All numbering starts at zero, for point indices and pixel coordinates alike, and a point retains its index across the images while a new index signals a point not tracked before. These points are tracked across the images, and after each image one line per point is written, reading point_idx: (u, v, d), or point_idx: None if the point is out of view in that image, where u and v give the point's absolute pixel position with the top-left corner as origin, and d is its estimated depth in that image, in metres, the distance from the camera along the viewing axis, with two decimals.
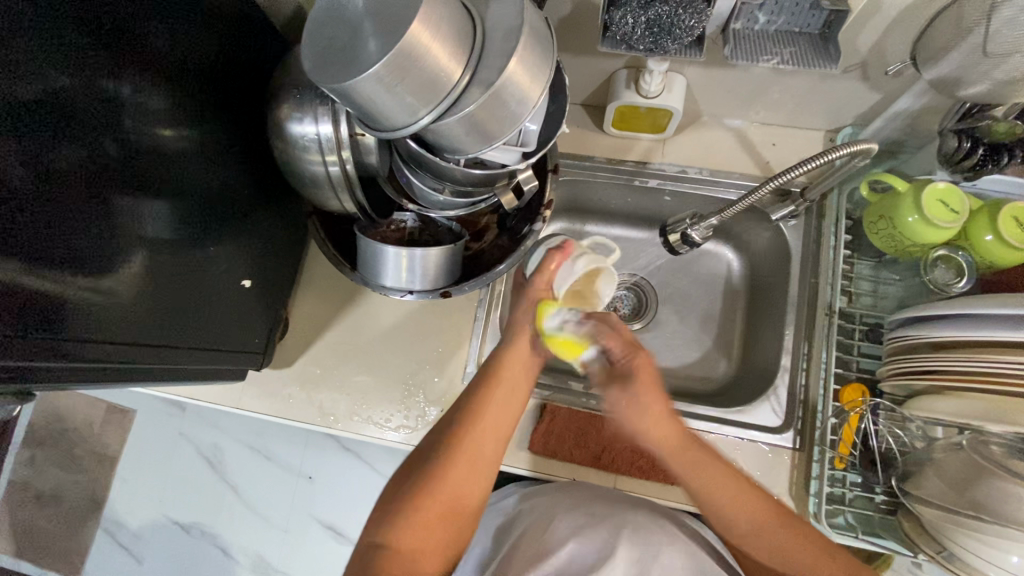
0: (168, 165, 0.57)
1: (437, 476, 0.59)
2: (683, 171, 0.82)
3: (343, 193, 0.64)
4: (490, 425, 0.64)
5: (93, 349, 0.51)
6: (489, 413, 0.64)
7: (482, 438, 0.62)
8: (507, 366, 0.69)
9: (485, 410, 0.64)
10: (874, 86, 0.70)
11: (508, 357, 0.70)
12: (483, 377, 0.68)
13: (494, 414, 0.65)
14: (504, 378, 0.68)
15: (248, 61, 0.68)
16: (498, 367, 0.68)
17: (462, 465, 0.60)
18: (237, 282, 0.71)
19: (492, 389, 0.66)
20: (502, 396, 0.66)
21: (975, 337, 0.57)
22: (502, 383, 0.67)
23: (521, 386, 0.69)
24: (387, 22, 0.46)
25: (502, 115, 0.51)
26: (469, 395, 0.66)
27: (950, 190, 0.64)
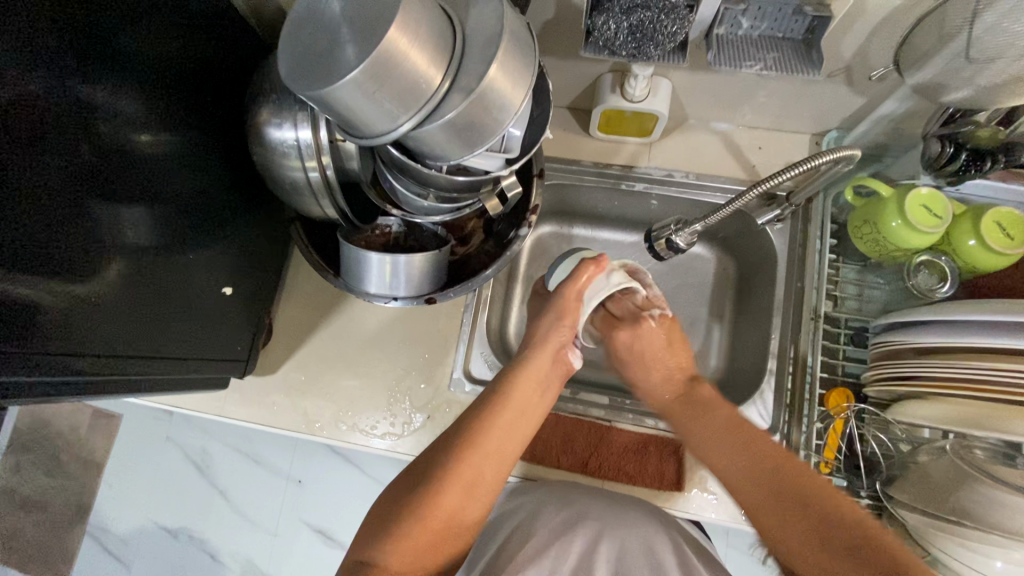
0: (147, 172, 0.56)
1: (435, 494, 0.58)
2: (669, 175, 0.82)
3: (324, 199, 0.63)
4: (496, 447, 0.63)
5: (70, 359, 0.50)
6: (493, 435, 0.63)
7: (484, 460, 0.61)
8: (518, 389, 0.67)
9: (490, 432, 0.63)
10: (858, 90, 0.70)
11: (522, 381, 0.68)
12: (490, 393, 0.67)
13: (499, 436, 0.63)
14: (514, 401, 0.66)
15: (227, 65, 0.67)
16: (508, 388, 0.67)
17: (464, 485, 0.59)
18: (218, 288, 0.70)
19: (498, 410, 0.65)
20: (508, 419, 0.65)
21: (957, 343, 0.57)
22: (513, 407, 0.66)
23: (532, 410, 0.68)
24: (364, 27, 0.45)
25: (483, 122, 0.50)
26: (475, 410, 0.65)
27: (933, 196, 0.64)
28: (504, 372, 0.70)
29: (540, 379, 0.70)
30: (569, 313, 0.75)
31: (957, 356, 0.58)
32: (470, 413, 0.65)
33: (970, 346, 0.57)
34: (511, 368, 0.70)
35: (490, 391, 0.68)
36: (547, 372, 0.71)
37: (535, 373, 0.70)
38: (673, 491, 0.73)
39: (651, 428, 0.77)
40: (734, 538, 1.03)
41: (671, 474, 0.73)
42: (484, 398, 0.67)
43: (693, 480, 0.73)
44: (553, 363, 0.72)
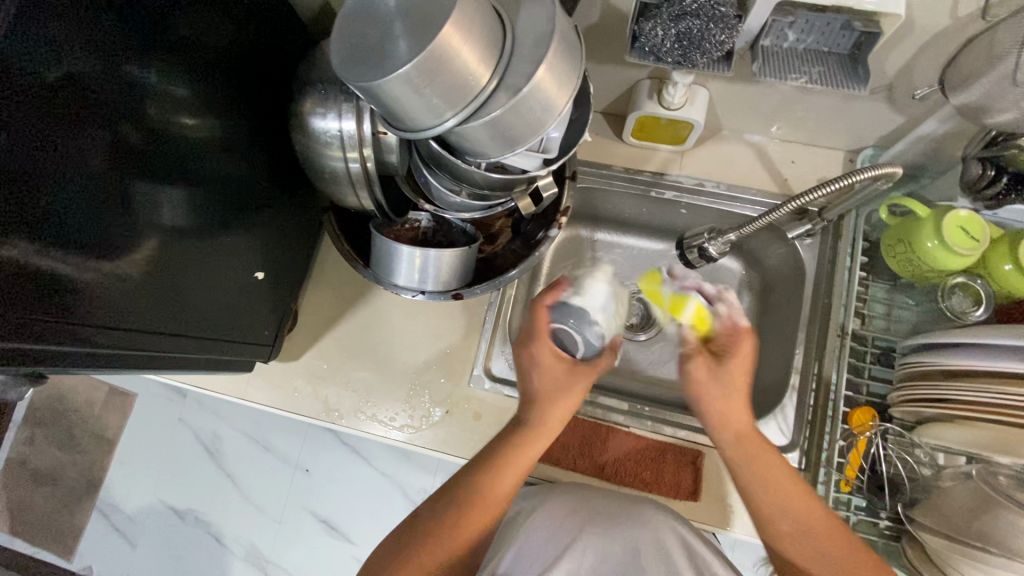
0: (189, 155, 0.57)
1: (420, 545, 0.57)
2: (700, 184, 0.82)
3: (361, 190, 0.64)
4: (490, 499, 0.60)
5: (108, 332, 0.52)
6: (506, 471, 0.61)
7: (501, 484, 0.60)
8: (532, 433, 0.63)
9: (499, 474, 0.60)
10: (899, 108, 0.70)
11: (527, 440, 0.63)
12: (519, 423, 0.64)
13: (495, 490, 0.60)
14: (516, 461, 0.61)
15: (273, 53, 0.68)
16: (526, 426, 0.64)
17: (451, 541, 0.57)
18: (249, 273, 0.71)
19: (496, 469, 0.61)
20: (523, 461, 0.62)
21: (989, 367, 0.57)
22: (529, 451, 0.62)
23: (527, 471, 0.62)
24: (417, 23, 0.46)
25: (526, 121, 0.51)
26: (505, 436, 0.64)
27: (972, 217, 0.62)
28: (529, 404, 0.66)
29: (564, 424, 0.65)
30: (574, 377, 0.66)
31: (989, 381, 0.57)
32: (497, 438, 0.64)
33: (1001, 371, 0.56)
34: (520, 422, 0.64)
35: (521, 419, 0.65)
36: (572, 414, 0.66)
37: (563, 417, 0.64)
38: (688, 501, 0.72)
39: (670, 436, 0.77)
40: (740, 555, 1.02)
41: (688, 484, 0.72)
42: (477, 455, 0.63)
43: (708, 490, 0.72)
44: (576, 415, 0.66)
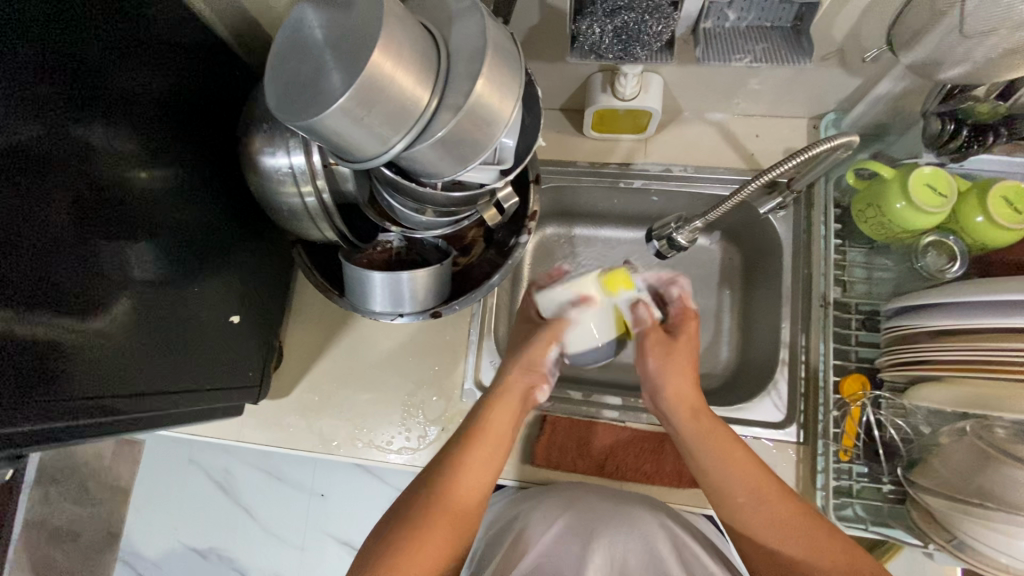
0: (149, 210, 0.57)
1: (404, 536, 0.59)
2: (667, 170, 0.81)
3: (322, 222, 0.63)
4: (462, 490, 0.63)
5: (105, 398, 0.52)
6: (474, 461, 0.65)
7: (471, 470, 0.65)
8: (490, 419, 0.69)
9: (464, 466, 0.65)
10: (854, 72, 0.69)
11: (480, 440, 0.67)
12: (476, 413, 0.70)
13: (465, 490, 0.64)
14: (475, 451, 0.66)
15: (218, 92, 0.67)
16: (486, 417, 0.69)
17: (432, 530, 0.60)
18: (225, 316, 0.70)
19: (462, 467, 0.65)
20: (487, 447, 0.67)
21: (973, 325, 0.56)
22: (486, 439, 0.67)
23: (490, 470, 0.66)
24: (348, 53, 0.45)
25: (474, 137, 0.50)
26: (468, 421, 0.69)
27: (937, 173, 0.62)
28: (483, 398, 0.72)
29: (517, 405, 0.72)
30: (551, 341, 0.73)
31: (971, 338, 0.56)
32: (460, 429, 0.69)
33: (983, 328, 0.56)
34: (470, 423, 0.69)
35: (474, 413, 0.70)
36: (521, 401, 0.73)
37: (513, 401, 0.72)
38: (691, 488, 0.72)
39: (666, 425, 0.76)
40: None
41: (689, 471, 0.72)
42: (430, 472, 0.65)
43: None
44: (524, 396, 0.73)
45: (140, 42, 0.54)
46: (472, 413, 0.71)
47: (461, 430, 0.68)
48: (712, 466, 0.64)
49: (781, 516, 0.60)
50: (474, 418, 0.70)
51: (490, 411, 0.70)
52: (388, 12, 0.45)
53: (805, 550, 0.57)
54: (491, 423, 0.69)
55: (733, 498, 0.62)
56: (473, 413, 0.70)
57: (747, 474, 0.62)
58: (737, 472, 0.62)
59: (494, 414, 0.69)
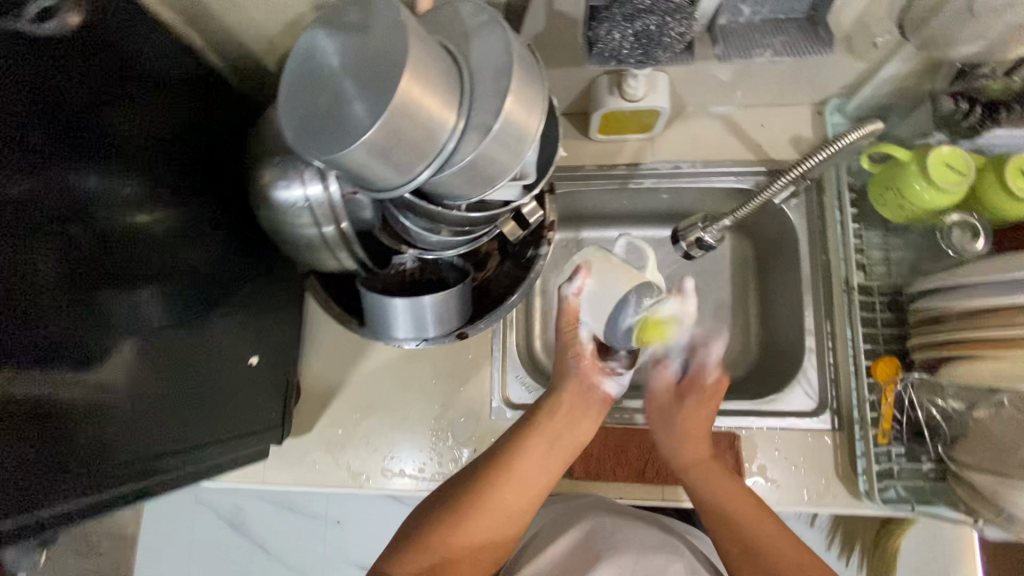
0: (154, 254, 0.54)
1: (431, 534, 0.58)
2: (676, 167, 0.81)
3: (341, 252, 0.60)
4: (505, 496, 0.62)
5: (112, 461, 0.49)
6: (521, 467, 0.64)
7: (517, 478, 0.63)
8: (542, 427, 0.67)
9: (509, 474, 0.63)
10: (861, 57, 0.69)
11: (540, 432, 0.67)
12: (530, 418, 0.69)
13: (506, 498, 0.62)
14: (523, 456, 0.65)
15: (215, 125, 0.63)
16: (538, 425, 0.68)
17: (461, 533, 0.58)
18: (238, 359, 0.67)
19: (508, 471, 0.63)
20: (536, 456, 0.65)
21: (1015, 302, 0.55)
22: (537, 445, 0.66)
23: (546, 467, 0.66)
24: (370, 81, 0.43)
25: (503, 157, 0.48)
26: (519, 426, 0.68)
27: (955, 152, 0.62)
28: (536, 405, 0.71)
29: (570, 416, 0.70)
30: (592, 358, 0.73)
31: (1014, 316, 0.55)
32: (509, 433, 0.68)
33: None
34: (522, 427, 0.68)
35: (525, 419, 0.69)
36: (575, 410, 0.71)
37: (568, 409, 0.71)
38: None
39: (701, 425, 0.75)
40: None
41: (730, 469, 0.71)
42: (481, 459, 0.65)
43: (752, 471, 0.71)
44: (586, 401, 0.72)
45: (136, 81, 0.51)
46: (524, 418, 0.69)
47: (513, 434, 0.67)
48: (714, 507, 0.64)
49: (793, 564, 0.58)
50: (525, 424, 0.68)
51: (543, 418, 0.68)
52: (410, 33, 0.43)
53: None
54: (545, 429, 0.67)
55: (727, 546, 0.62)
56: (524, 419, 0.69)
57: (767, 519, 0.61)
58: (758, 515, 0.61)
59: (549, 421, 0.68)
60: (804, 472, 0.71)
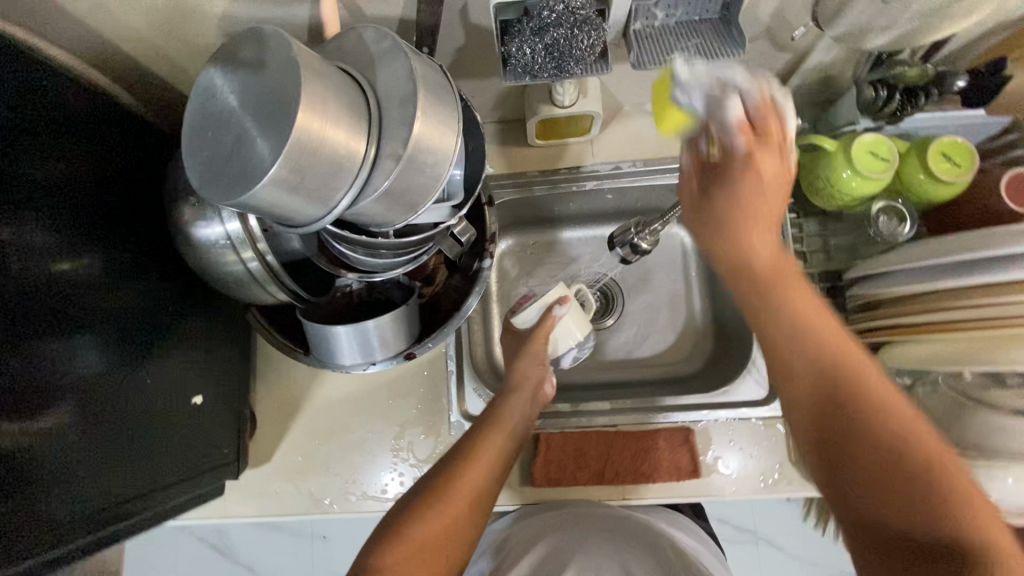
0: (79, 298, 0.53)
1: (408, 525, 0.58)
2: (617, 167, 0.81)
3: (270, 286, 0.58)
4: (472, 481, 0.63)
5: (53, 512, 0.48)
6: (486, 451, 0.66)
7: (481, 464, 0.65)
8: (501, 416, 0.70)
9: (474, 461, 0.65)
10: (784, 49, 0.69)
11: (501, 421, 0.70)
12: (490, 410, 0.71)
13: (474, 483, 0.63)
14: (486, 444, 0.67)
15: (134, 163, 0.61)
16: (497, 414, 0.70)
17: (436, 520, 0.59)
18: (184, 399, 0.66)
19: (475, 456, 0.65)
20: (498, 441, 0.68)
21: (946, 287, 0.55)
22: (498, 429, 0.69)
23: (507, 453, 0.68)
24: (269, 116, 0.42)
25: (421, 182, 0.48)
26: (480, 422, 0.70)
27: (878, 140, 0.62)
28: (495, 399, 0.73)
29: (528, 407, 0.73)
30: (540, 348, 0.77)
31: (945, 299, 0.56)
32: (471, 430, 0.70)
33: (957, 289, 0.55)
34: (484, 419, 0.70)
35: (483, 415, 0.71)
36: (532, 400, 0.74)
37: (523, 396, 0.73)
38: (692, 479, 0.73)
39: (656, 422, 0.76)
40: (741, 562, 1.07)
41: (688, 463, 0.73)
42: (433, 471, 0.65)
43: (708, 463, 0.73)
44: (535, 394, 0.74)
45: (43, 126, 0.49)
46: (483, 414, 0.72)
47: (473, 430, 0.69)
48: (834, 420, 0.48)
49: (939, 487, 0.43)
50: (484, 417, 0.71)
51: (500, 406, 0.71)
52: (305, 67, 0.42)
53: (937, 512, 0.42)
54: (502, 417, 0.70)
55: (840, 460, 0.48)
56: (485, 411, 0.72)
57: (882, 414, 0.46)
58: (875, 421, 0.46)
59: (506, 409, 0.71)
60: (759, 460, 0.73)
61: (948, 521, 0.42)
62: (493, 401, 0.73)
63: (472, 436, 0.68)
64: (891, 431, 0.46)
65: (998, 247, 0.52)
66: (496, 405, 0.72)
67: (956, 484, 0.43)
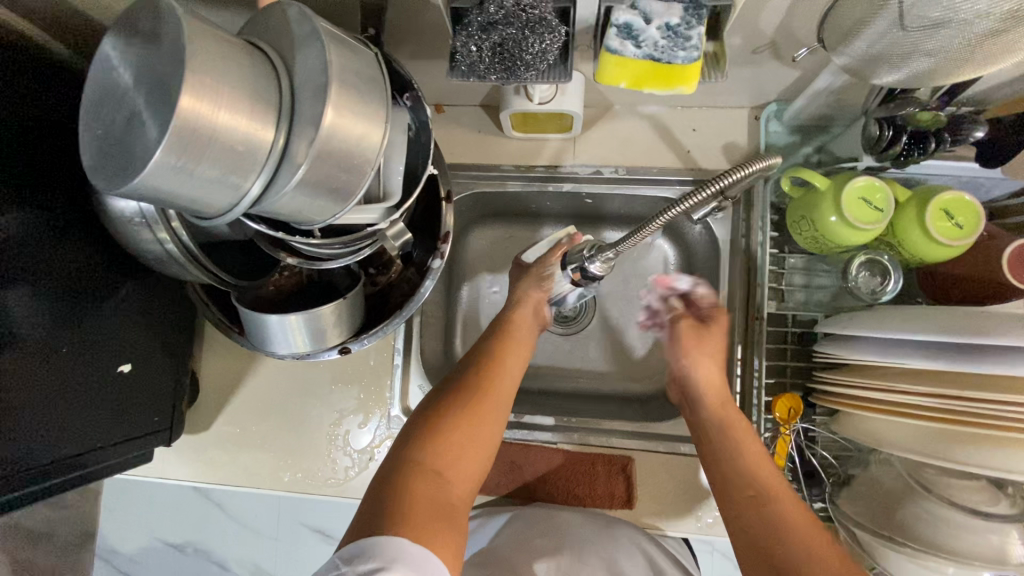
0: (4, 255, 0.52)
1: (441, 434, 0.58)
2: (598, 172, 0.75)
3: (192, 267, 0.56)
4: (492, 394, 0.63)
5: None
6: (502, 366, 0.66)
7: (497, 377, 0.65)
8: (511, 333, 0.69)
9: (490, 374, 0.64)
10: (791, 65, 0.61)
11: (511, 336, 0.69)
12: (500, 327, 0.70)
13: (495, 397, 0.63)
14: (503, 360, 0.66)
15: (68, 117, 0.58)
16: (507, 328, 0.70)
17: (464, 430, 0.59)
18: (118, 365, 0.64)
19: (493, 371, 0.65)
20: (511, 356, 0.67)
21: (908, 366, 0.51)
22: (512, 342, 0.68)
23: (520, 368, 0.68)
24: (157, 96, 0.38)
25: (341, 177, 0.44)
26: (490, 339, 0.69)
27: (871, 184, 0.56)
28: (500, 314, 0.72)
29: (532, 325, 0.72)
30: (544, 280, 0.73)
31: (908, 378, 0.52)
32: (482, 346, 0.68)
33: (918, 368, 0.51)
34: (495, 334, 0.69)
35: (493, 330, 0.70)
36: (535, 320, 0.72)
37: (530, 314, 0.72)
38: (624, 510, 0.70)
39: (599, 446, 0.74)
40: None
41: (622, 493, 0.70)
42: (441, 404, 0.61)
43: (644, 496, 0.70)
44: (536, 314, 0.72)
45: None
46: (492, 329, 0.70)
47: (484, 347, 0.68)
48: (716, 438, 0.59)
49: (794, 536, 0.49)
50: (496, 332, 0.70)
51: (510, 321, 0.71)
52: (195, 50, 0.37)
53: (803, 545, 0.49)
54: (515, 331, 0.70)
55: (749, 492, 0.54)
56: (494, 325, 0.71)
57: (762, 471, 0.55)
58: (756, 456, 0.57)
59: (517, 322, 0.70)
60: (696, 502, 0.69)
61: (774, 528, 0.50)
62: (499, 318, 0.71)
63: (487, 349, 0.67)
64: (786, 516, 0.51)
65: (986, 336, 0.48)
66: (505, 319, 0.71)
67: (792, 512, 0.51)
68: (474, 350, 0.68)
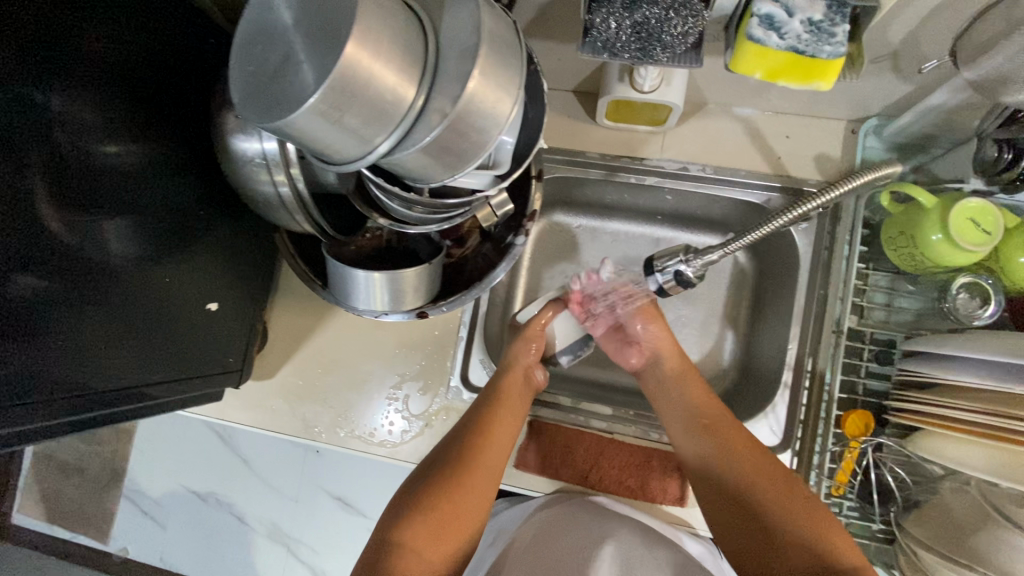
0: (125, 186, 0.53)
1: (419, 516, 0.59)
2: (684, 168, 0.75)
3: (297, 214, 0.58)
4: (478, 466, 0.63)
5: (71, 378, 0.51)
6: (493, 434, 0.66)
7: (488, 445, 0.65)
8: (502, 400, 0.69)
9: (479, 447, 0.65)
10: (904, 78, 0.61)
11: (503, 402, 0.69)
12: (491, 391, 0.70)
13: (480, 473, 0.63)
14: (494, 430, 0.67)
15: (193, 57, 0.60)
16: (500, 393, 0.70)
17: (444, 510, 0.60)
18: (202, 306, 0.66)
19: (483, 444, 0.65)
20: (502, 423, 0.67)
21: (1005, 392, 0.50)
22: (504, 409, 0.69)
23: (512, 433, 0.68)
24: (318, 41, 0.39)
25: (466, 143, 0.44)
26: (481, 404, 0.69)
27: (983, 207, 0.55)
28: (494, 378, 0.72)
29: (521, 392, 0.72)
30: (534, 339, 0.76)
31: (999, 403, 0.51)
32: (473, 412, 0.69)
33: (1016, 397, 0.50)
34: (485, 401, 0.69)
35: (486, 393, 0.70)
36: (524, 386, 0.73)
37: (520, 377, 0.73)
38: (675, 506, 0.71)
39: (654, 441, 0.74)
40: None
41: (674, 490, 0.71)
42: (428, 483, 0.62)
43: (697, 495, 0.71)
44: (525, 378, 0.73)
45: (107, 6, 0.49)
46: (485, 393, 0.71)
47: (474, 414, 0.68)
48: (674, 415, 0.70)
49: (780, 503, 0.59)
50: (488, 394, 0.70)
51: (502, 386, 0.71)
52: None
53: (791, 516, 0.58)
54: (507, 395, 0.70)
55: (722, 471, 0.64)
56: (487, 389, 0.71)
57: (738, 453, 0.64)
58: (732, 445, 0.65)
59: (509, 387, 0.71)
60: None
61: (769, 509, 0.60)
62: (489, 385, 0.71)
63: (479, 417, 0.67)
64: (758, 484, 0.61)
65: None
66: (495, 385, 0.71)
67: (780, 491, 0.60)
68: (466, 417, 0.69)
